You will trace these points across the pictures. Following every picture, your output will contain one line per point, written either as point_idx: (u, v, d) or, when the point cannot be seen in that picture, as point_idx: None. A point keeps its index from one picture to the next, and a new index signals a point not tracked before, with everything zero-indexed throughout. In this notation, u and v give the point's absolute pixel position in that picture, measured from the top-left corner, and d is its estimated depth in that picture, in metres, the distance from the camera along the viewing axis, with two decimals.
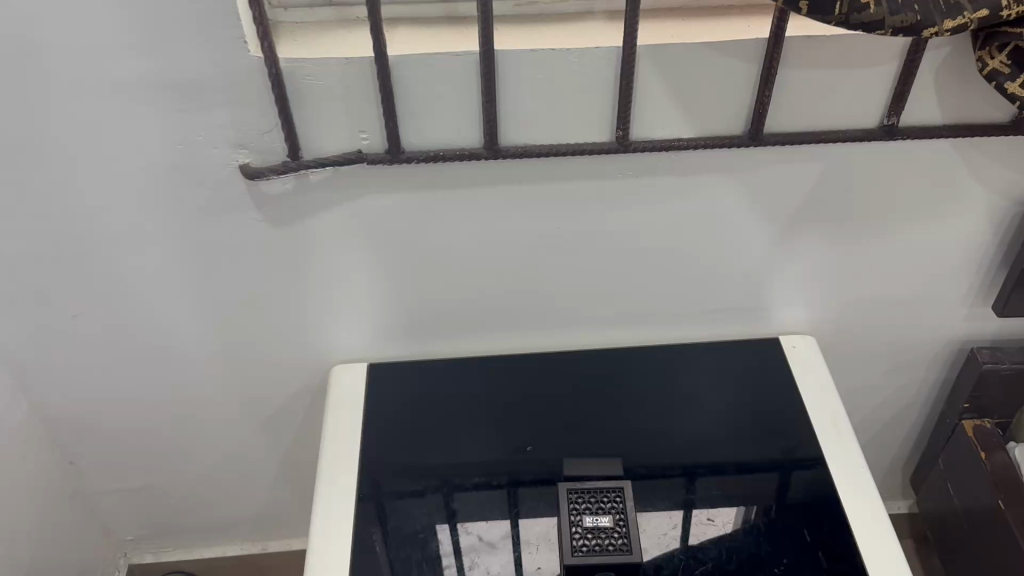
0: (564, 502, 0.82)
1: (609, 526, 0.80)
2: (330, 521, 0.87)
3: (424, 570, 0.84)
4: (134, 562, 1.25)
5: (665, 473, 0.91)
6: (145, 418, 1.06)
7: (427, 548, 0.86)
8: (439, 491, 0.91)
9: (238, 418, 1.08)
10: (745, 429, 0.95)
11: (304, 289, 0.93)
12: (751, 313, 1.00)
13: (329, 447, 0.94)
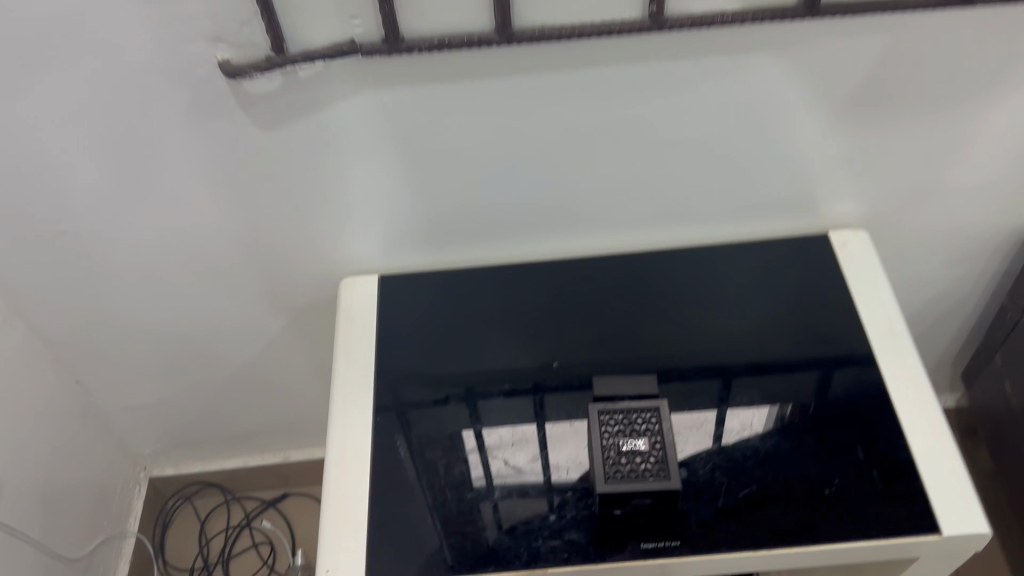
0: (595, 423, 0.76)
1: (644, 450, 0.74)
2: (347, 435, 0.82)
3: (450, 479, 0.79)
4: (155, 475, 1.23)
5: (699, 377, 0.84)
6: (150, 335, 1.01)
7: (453, 456, 0.80)
8: (461, 399, 0.85)
9: (247, 332, 1.02)
10: (793, 333, 0.87)
11: (305, 197, 0.85)
12: (796, 207, 0.90)
13: (344, 354, 0.88)
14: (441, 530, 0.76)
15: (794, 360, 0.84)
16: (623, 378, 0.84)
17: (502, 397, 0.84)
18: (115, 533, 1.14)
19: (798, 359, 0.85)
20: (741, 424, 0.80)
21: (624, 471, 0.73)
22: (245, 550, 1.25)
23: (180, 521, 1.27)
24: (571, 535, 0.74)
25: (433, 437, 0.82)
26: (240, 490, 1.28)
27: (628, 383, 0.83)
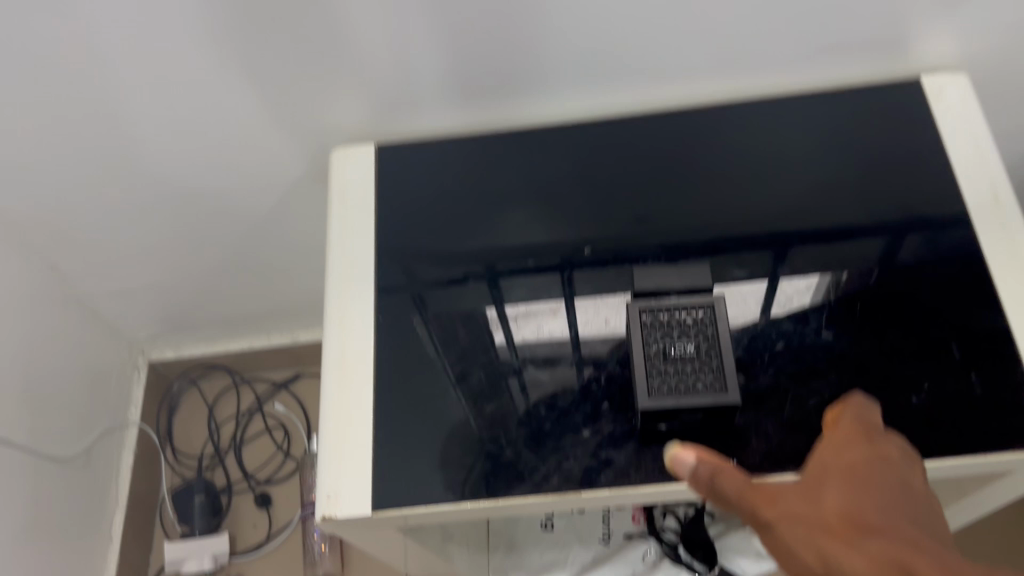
0: (634, 324, 0.65)
1: (695, 356, 0.63)
2: (346, 317, 0.71)
3: (472, 360, 0.69)
4: (154, 358, 1.15)
5: (753, 249, 0.71)
6: (125, 219, 0.88)
7: (476, 335, 0.71)
8: (482, 276, 0.74)
9: (237, 213, 0.89)
10: (870, 205, 0.72)
11: (284, 61, 0.69)
12: (884, 46, 0.74)
13: (338, 223, 0.76)
14: (456, 446, 0.65)
15: (872, 238, 0.70)
16: (669, 270, 0.70)
17: (525, 290, 0.72)
18: (113, 425, 1.07)
19: (877, 237, 0.70)
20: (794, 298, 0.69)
21: (672, 382, 0.62)
22: (258, 436, 1.17)
23: (187, 408, 1.19)
24: (606, 454, 0.64)
25: (446, 339, 0.71)
26: (249, 371, 1.20)
27: (675, 276, 0.70)
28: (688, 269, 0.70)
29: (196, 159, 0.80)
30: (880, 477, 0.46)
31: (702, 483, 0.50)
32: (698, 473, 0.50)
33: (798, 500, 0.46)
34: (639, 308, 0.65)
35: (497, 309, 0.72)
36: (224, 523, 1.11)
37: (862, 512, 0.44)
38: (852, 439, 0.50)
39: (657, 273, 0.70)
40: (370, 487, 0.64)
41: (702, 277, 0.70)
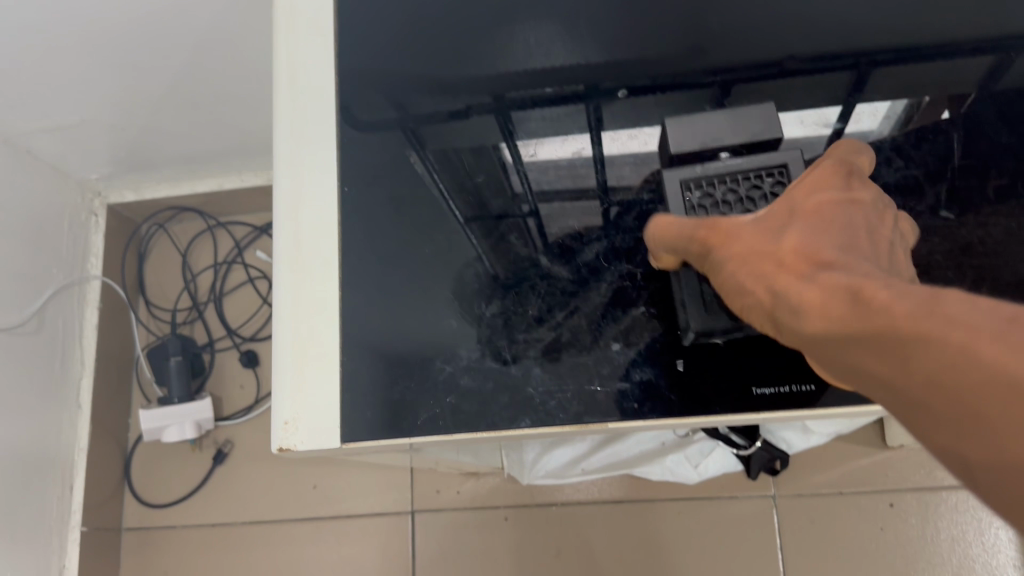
0: (672, 207, 0.47)
1: None
2: (306, 168, 0.53)
3: (486, 206, 0.55)
4: (113, 202, 0.99)
5: (832, 67, 0.54)
6: (38, 50, 0.69)
7: (492, 175, 0.56)
8: (491, 107, 0.57)
9: (179, 37, 0.71)
10: (987, 20, 0.54)
11: None
12: None
13: (287, 44, 0.55)
14: (466, 312, 0.52)
15: (990, 63, 0.53)
16: (722, 120, 0.48)
17: (548, 128, 0.56)
18: (69, 280, 0.93)
19: (995, 59, 0.53)
20: (867, 130, 0.53)
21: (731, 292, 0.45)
22: (240, 286, 1.06)
23: (158, 253, 1.07)
24: (641, 375, 0.49)
25: (447, 224, 0.54)
26: (225, 215, 1.06)
27: (727, 127, 0.48)
28: (748, 118, 0.48)
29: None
30: (842, 214, 0.36)
31: (677, 249, 0.42)
32: (659, 241, 0.43)
33: (751, 233, 0.37)
34: (678, 182, 0.47)
35: (512, 145, 0.56)
36: (207, 387, 1.02)
37: (820, 242, 0.33)
38: (819, 176, 0.39)
39: (704, 126, 0.48)
40: (336, 409, 0.49)
41: (768, 127, 0.47)
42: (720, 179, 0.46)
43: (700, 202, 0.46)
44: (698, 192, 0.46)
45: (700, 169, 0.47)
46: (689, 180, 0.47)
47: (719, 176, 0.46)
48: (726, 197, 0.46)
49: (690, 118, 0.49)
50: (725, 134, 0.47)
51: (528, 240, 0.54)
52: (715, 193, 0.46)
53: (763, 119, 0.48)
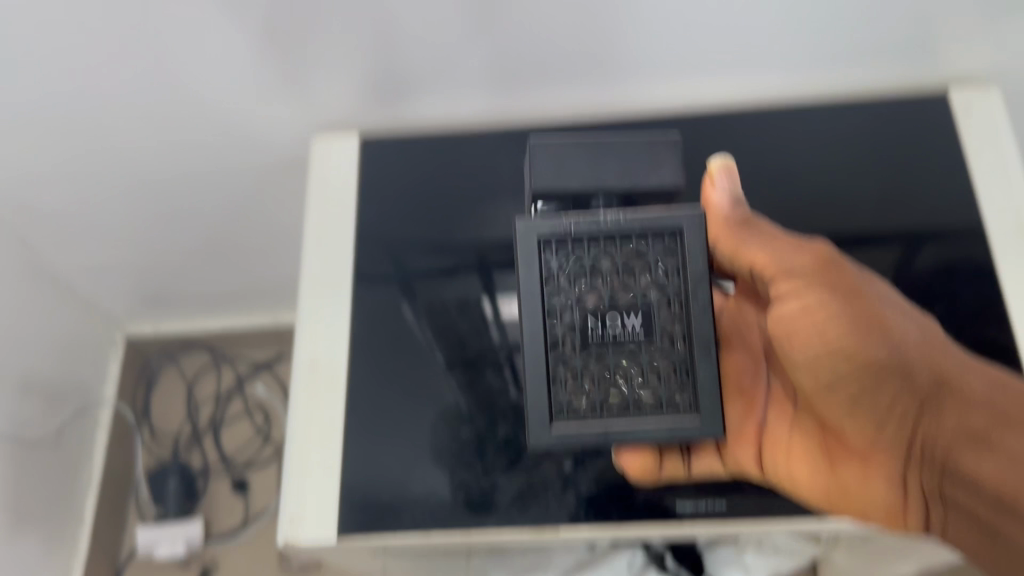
0: (529, 270, 0.47)
1: (631, 335, 0.47)
2: (321, 322, 0.68)
3: (467, 351, 0.68)
4: (131, 334, 1.11)
5: None
6: (98, 202, 0.83)
7: (473, 327, 0.68)
8: (475, 270, 0.70)
9: (219, 198, 0.85)
10: (887, 223, 0.70)
11: (269, 61, 0.65)
12: (907, 61, 0.69)
13: (313, 220, 0.71)
14: (444, 437, 0.65)
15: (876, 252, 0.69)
16: (607, 154, 0.49)
17: None
18: (87, 402, 1.03)
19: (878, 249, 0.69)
20: None
21: (587, 396, 0.47)
22: (237, 417, 1.15)
23: (165, 384, 1.16)
24: (585, 491, 0.63)
25: (432, 367, 0.67)
26: (229, 351, 1.17)
27: (612, 160, 0.49)
28: (638, 155, 0.49)
29: (168, 135, 0.73)
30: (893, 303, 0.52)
31: (743, 212, 0.53)
32: (743, 203, 0.54)
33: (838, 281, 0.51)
34: (539, 238, 0.47)
35: (493, 302, 0.69)
36: (200, 508, 1.10)
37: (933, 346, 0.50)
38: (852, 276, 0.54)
39: (584, 158, 0.49)
40: (336, 511, 0.62)
41: (662, 167, 0.49)
42: (591, 238, 0.47)
43: (569, 272, 0.47)
44: (558, 254, 0.47)
45: (569, 220, 0.47)
46: (551, 237, 0.47)
47: (590, 235, 0.47)
48: (601, 266, 0.47)
49: (570, 143, 0.49)
50: (608, 173, 0.48)
51: (500, 386, 0.67)
52: (587, 261, 0.47)
53: (655, 153, 0.49)
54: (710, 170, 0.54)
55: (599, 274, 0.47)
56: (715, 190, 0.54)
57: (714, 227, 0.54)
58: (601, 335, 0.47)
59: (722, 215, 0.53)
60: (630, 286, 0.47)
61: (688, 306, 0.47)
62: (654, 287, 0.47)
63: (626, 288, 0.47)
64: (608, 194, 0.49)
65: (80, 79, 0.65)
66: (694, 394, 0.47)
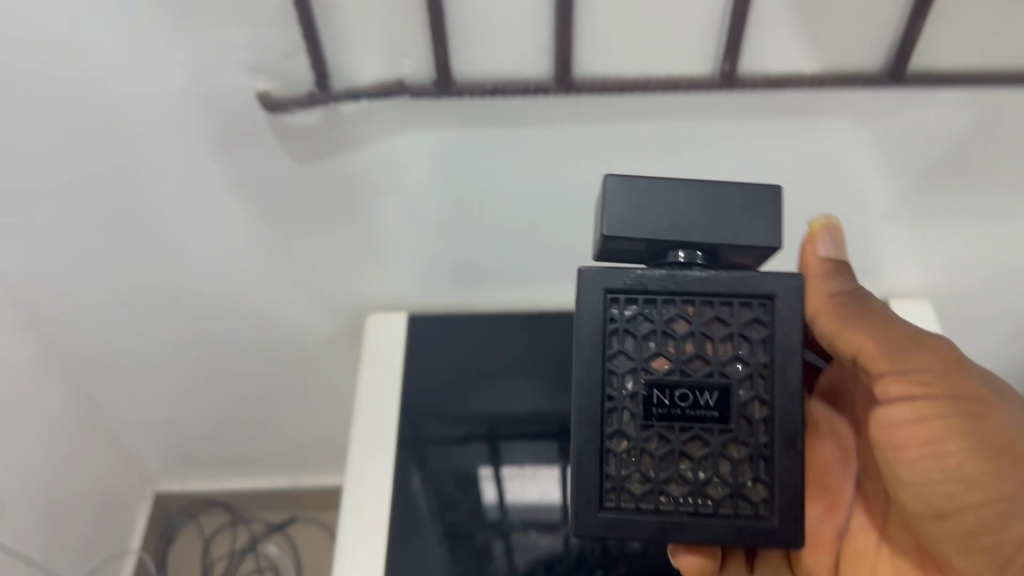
0: (592, 320, 0.50)
1: (701, 408, 0.51)
2: (365, 476, 0.79)
3: (468, 518, 0.79)
4: (160, 489, 1.20)
5: None
6: (167, 358, 0.96)
7: (470, 498, 0.80)
8: (484, 440, 0.83)
9: (272, 363, 0.98)
10: None
11: (344, 242, 0.82)
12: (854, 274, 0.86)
13: (366, 385, 0.84)
14: None
15: None
16: (697, 200, 0.50)
17: (525, 461, 0.82)
18: (113, 550, 1.11)
19: None
20: None
21: (647, 481, 0.51)
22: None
23: (183, 541, 1.24)
24: None
25: (428, 533, 0.77)
26: (247, 512, 1.26)
27: (700, 214, 0.50)
28: (731, 211, 0.50)
29: (248, 303, 0.89)
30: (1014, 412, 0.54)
31: (846, 287, 0.56)
32: (840, 268, 0.57)
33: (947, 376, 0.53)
34: (605, 289, 0.50)
35: (494, 474, 0.81)
36: None
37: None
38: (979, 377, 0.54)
39: (667, 206, 0.50)
40: None
41: (754, 221, 0.50)
42: (665, 297, 0.51)
43: (632, 320, 0.51)
44: (619, 304, 0.51)
45: (635, 271, 0.50)
46: (613, 291, 0.50)
47: (663, 293, 0.51)
48: (674, 331, 0.51)
49: (660, 186, 0.50)
50: (695, 222, 0.50)
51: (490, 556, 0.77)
52: (660, 327, 0.51)
53: (748, 211, 0.50)
54: (813, 224, 0.57)
55: (672, 335, 0.51)
56: (817, 249, 0.57)
57: (813, 301, 0.56)
58: (665, 408, 0.50)
59: (824, 289, 0.56)
60: (708, 355, 0.51)
61: (770, 386, 0.51)
62: (733, 363, 0.51)
63: (694, 348, 0.51)
64: (691, 243, 0.50)
65: (196, 249, 0.82)
66: (770, 474, 0.51)
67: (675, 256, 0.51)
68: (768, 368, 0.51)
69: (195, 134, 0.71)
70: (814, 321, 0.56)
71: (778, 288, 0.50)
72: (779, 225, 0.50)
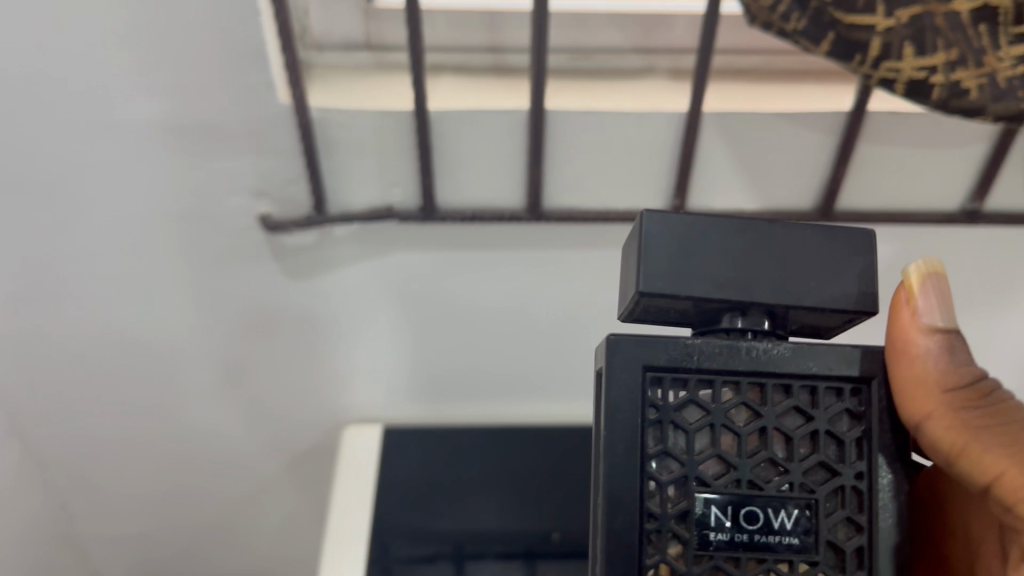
0: (625, 407, 0.37)
1: (772, 536, 0.37)
2: None
3: None
4: None
5: None
6: (145, 471, 0.98)
7: None
8: (450, 558, 0.84)
9: (249, 479, 1.00)
10: None
11: (326, 356, 0.87)
12: None
13: (339, 495, 0.86)
14: None
15: None
16: (762, 249, 0.39)
17: None
18: None
19: None
20: None
21: None
22: None
23: None
24: None
25: None
26: None
27: (769, 268, 0.39)
28: (806, 263, 0.39)
29: (229, 417, 0.93)
30: None
31: (960, 378, 0.41)
32: (948, 337, 0.41)
33: None
34: (644, 366, 0.38)
35: None
36: None
37: None
38: None
39: (725, 258, 0.39)
40: None
41: (836, 280, 0.39)
42: (725, 377, 0.38)
43: (680, 407, 0.38)
44: (662, 388, 0.38)
45: (682, 338, 0.38)
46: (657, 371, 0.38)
47: (719, 374, 0.38)
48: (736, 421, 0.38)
49: (717, 232, 0.39)
50: (760, 280, 0.39)
51: None
52: (716, 415, 0.38)
53: (830, 263, 0.39)
54: (909, 284, 0.43)
55: (733, 427, 0.38)
56: (914, 308, 0.42)
57: (926, 391, 0.40)
58: (726, 530, 0.37)
59: (940, 369, 0.40)
60: (784, 460, 0.38)
61: (866, 495, 0.38)
62: (811, 468, 0.38)
63: (761, 445, 0.38)
64: (756, 306, 0.39)
65: (184, 361, 0.87)
66: None
67: (734, 320, 0.39)
68: (862, 471, 0.38)
69: (195, 253, 0.77)
70: (922, 424, 0.40)
71: (861, 368, 0.39)
72: (864, 283, 0.39)
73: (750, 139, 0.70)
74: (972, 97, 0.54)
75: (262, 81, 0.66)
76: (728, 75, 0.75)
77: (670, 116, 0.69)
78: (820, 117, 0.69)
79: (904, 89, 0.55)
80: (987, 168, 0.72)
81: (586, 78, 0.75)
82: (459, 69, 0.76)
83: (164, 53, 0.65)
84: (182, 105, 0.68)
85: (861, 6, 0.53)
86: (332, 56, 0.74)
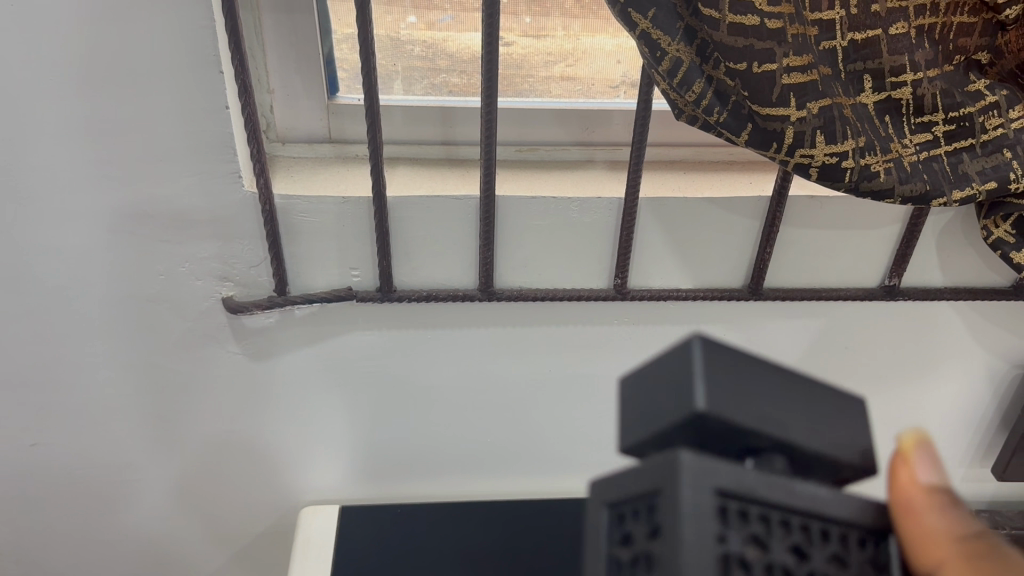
0: (705, 547, 0.25)
1: None
2: None
3: None
4: None
5: None
6: (97, 554, 0.98)
7: None
8: None
9: (202, 562, 1.00)
10: None
11: (284, 435, 0.89)
12: None
13: None
14: None
15: None
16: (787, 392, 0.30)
17: None
18: None
19: None
20: None
21: None
22: None
23: None
24: None
25: None
26: None
27: (791, 409, 0.30)
28: (814, 414, 0.31)
29: (188, 500, 0.94)
30: None
31: (974, 541, 0.31)
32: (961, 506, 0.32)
33: None
34: (713, 490, 0.25)
35: None
36: None
37: None
38: None
39: (760, 396, 0.29)
40: None
41: (844, 432, 0.31)
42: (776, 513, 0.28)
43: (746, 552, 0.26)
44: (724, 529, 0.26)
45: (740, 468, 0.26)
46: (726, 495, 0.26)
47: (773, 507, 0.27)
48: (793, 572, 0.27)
49: (752, 368, 0.30)
50: (773, 419, 0.29)
51: None
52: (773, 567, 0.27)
53: (836, 422, 0.31)
54: (898, 451, 0.34)
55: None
56: (915, 471, 0.32)
57: (928, 548, 0.30)
58: None
59: (945, 525, 0.31)
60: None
61: None
62: None
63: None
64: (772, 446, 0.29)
65: (142, 442, 0.88)
66: None
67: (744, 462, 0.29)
68: None
69: (157, 335, 0.80)
70: None
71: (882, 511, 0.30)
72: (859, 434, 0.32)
73: (683, 223, 0.76)
74: (881, 180, 0.61)
75: (228, 171, 0.71)
76: (662, 165, 0.82)
77: (610, 201, 0.75)
78: (746, 202, 0.75)
79: (819, 173, 0.60)
80: (900, 248, 0.79)
81: (532, 167, 0.82)
82: (415, 160, 0.82)
83: (131, 146, 0.68)
84: (150, 194, 0.71)
85: (776, 99, 0.56)
86: (294, 149, 0.80)
